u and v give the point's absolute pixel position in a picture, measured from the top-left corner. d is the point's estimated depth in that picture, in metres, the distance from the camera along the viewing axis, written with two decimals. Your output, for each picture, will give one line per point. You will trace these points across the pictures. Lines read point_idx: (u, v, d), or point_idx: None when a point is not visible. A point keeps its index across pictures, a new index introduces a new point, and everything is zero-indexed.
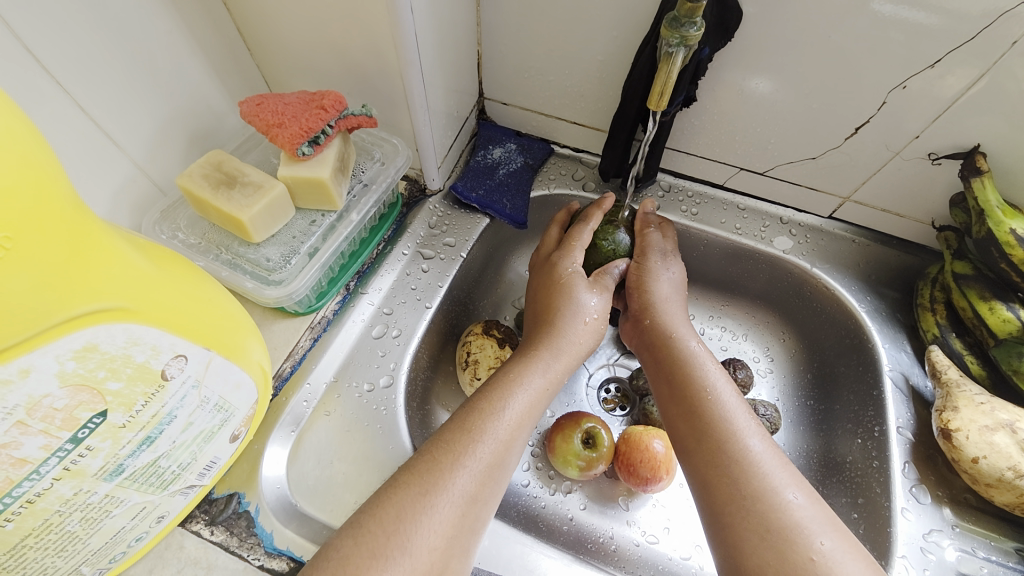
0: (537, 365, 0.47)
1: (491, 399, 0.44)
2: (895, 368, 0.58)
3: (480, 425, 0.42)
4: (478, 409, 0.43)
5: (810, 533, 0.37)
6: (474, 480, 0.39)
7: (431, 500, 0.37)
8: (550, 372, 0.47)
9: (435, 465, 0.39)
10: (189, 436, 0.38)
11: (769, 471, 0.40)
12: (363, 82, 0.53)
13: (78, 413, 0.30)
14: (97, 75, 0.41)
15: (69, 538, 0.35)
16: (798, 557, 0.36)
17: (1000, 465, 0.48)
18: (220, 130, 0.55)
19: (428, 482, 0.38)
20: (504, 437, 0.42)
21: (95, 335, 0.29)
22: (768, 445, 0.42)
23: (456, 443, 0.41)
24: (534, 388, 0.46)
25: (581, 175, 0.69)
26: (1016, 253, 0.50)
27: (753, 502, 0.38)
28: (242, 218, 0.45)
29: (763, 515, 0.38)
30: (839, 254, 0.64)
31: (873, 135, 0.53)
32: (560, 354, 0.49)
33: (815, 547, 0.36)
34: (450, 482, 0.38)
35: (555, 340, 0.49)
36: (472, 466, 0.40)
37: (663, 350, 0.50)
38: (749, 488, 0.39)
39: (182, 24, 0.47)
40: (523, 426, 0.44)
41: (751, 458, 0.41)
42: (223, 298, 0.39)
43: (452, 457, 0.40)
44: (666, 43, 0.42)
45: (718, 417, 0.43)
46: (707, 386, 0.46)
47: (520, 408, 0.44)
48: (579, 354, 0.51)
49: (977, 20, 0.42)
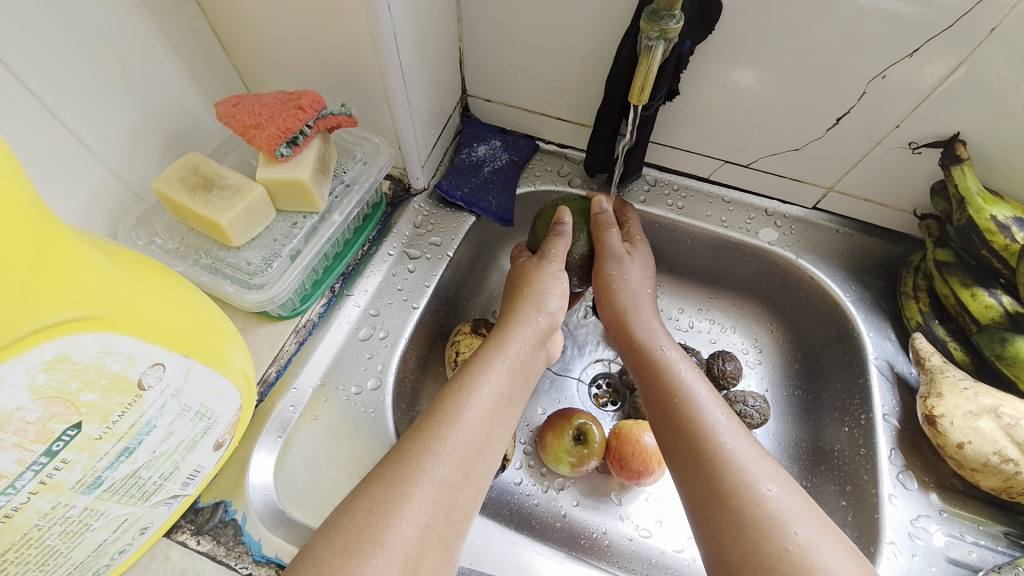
0: (500, 349, 0.48)
1: (456, 386, 0.44)
2: (880, 356, 0.58)
3: (447, 410, 0.42)
4: (447, 397, 0.43)
5: (786, 524, 0.37)
6: (448, 467, 0.39)
7: (402, 490, 0.37)
8: (513, 353, 0.48)
9: (405, 454, 0.39)
10: (170, 446, 0.37)
11: (744, 465, 0.40)
12: (343, 81, 0.52)
13: (52, 426, 0.29)
14: (67, 78, 0.40)
15: (49, 553, 0.34)
16: (773, 548, 0.36)
17: (985, 450, 0.48)
18: (196, 132, 0.54)
19: (396, 472, 0.38)
20: (476, 419, 0.42)
21: (66, 346, 0.28)
22: (742, 440, 0.42)
23: (423, 430, 0.40)
24: (500, 369, 0.46)
25: (567, 171, 0.69)
26: (996, 240, 0.51)
27: (730, 497, 0.39)
28: (220, 221, 0.44)
29: (740, 510, 0.38)
30: (823, 244, 0.64)
31: (855, 126, 0.54)
32: (522, 337, 0.50)
33: (791, 538, 0.36)
34: (421, 470, 0.38)
35: (515, 323, 0.51)
36: (441, 451, 0.39)
37: (639, 353, 0.51)
38: (725, 483, 0.39)
39: (154, 25, 0.46)
40: (495, 408, 0.44)
41: (725, 453, 0.41)
42: (201, 304, 0.38)
43: (420, 445, 0.39)
44: (646, 36, 0.42)
45: (693, 414, 0.44)
46: (681, 383, 0.47)
47: (490, 391, 0.44)
48: (541, 332, 0.52)
49: (955, 9, 0.42)
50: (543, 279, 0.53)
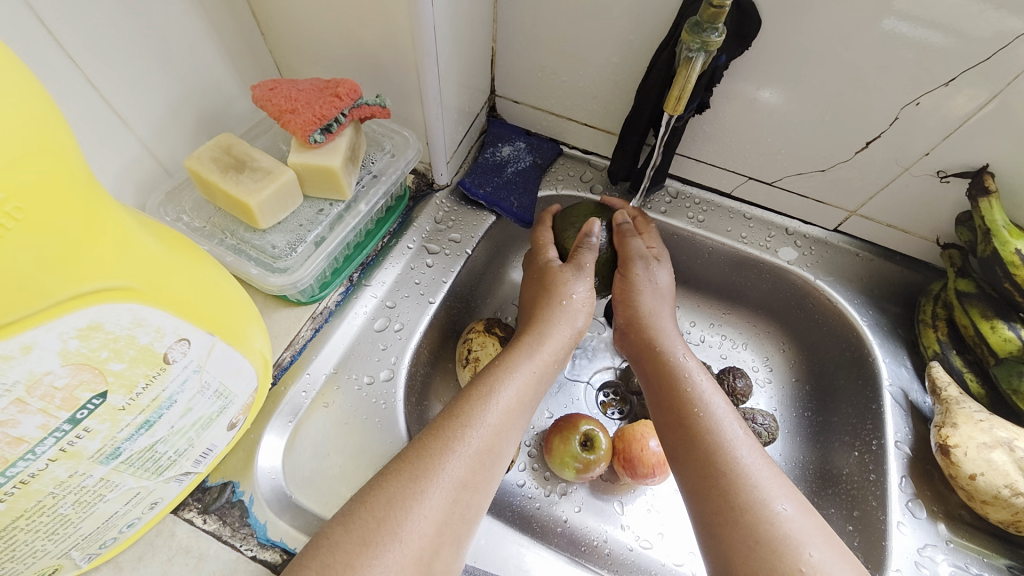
0: (525, 351, 0.48)
1: (480, 387, 0.44)
2: (895, 383, 0.58)
3: (470, 411, 0.42)
4: (469, 397, 0.43)
5: (799, 545, 0.37)
6: (465, 467, 0.39)
7: (422, 487, 0.37)
8: (537, 357, 0.48)
9: (425, 451, 0.39)
10: (187, 423, 0.37)
11: (760, 482, 0.41)
12: (376, 72, 0.52)
13: (78, 393, 0.29)
14: (108, 47, 0.40)
15: (61, 521, 0.34)
16: (787, 568, 0.36)
17: (997, 482, 0.48)
18: (228, 114, 0.54)
19: (415, 468, 0.38)
20: (496, 423, 0.42)
21: (100, 314, 0.28)
22: (758, 456, 0.43)
23: (444, 429, 0.41)
24: (525, 374, 0.46)
25: (590, 177, 0.69)
26: (1020, 273, 0.51)
27: (742, 513, 0.39)
28: (249, 203, 0.44)
29: (753, 527, 0.38)
30: (841, 267, 0.64)
31: (883, 151, 0.54)
32: (547, 342, 0.50)
33: (805, 559, 0.37)
34: (439, 468, 0.38)
35: (542, 329, 0.50)
36: (461, 452, 0.40)
37: (655, 358, 0.51)
38: (738, 498, 0.40)
39: (197, 4, 0.46)
40: (513, 415, 0.44)
41: (741, 469, 0.41)
42: (229, 283, 0.38)
43: (441, 444, 0.40)
44: (687, 47, 0.42)
45: (709, 428, 0.44)
46: (699, 397, 0.47)
47: (512, 395, 0.45)
48: (569, 342, 0.52)
49: (989, 43, 0.43)
50: (568, 284, 0.52)
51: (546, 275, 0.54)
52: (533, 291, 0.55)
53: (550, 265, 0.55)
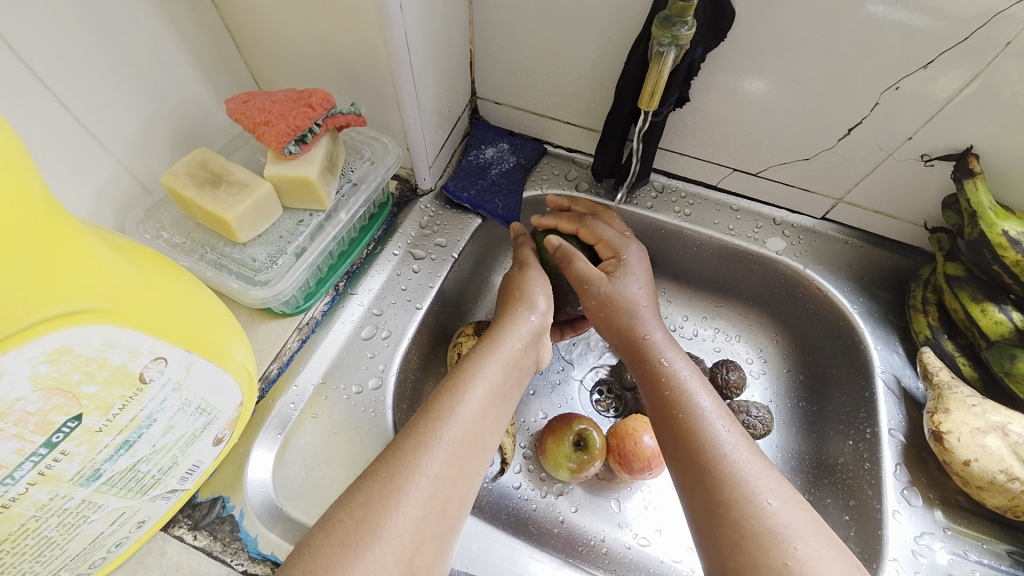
0: (493, 347, 0.48)
1: (452, 383, 0.44)
2: (887, 369, 0.58)
3: (443, 409, 0.42)
4: (443, 394, 0.43)
5: (786, 538, 0.37)
6: (444, 462, 0.39)
7: (399, 484, 0.37)
8: (507, 352, 0.48)
9: (400, 450, 0.39)
10: (170, 440, 0.37)
11: (746, 477, 0.40)
12: (353, 80, 0.52)
13: (52, 417, 0.29)
14: (79, 67, 0.40)
15: (46, 544, 0.34)
16: (773, 562, 0.36)
17: (992, 468, 0.47)
18: (205, 127, 0.54)
19: (393, 466, 0.38)
20: (470, 419, 0.42)
21: (70, 338, 0.28)
22: (745, 451, 0.42)
23: (419, 426, 0.41)
24: (494, 370, 0.46)
25: (575, 175, 0.68)
26: (1008, 255, 0.50)
27: (729, 507, 0.39)
28: (226, 217, 0.44)
29: (738, 521, 0.38)
30: (831, 255, 0.63)
31: (866, 137, 0.53)
32: (515, 336, 0.49)
33: (791, 553, 0.36)
34: (417, 465, 0.38)
35: (513, 323, 0.50)
36: (437, 447, 0.40)
37: (639, 352, 0.51)
38: (725, 494, 0.40)
39: (168, 20, 0.46)
40: (487, 411, 0.44)
41: (725, 465, 0.41)
42: (206, 299, 0.38)
43: (417, 441, 0.40)
44: (658, 42, 0.42)
45: (695, 424, 0.44)
46: (685, 393, 0.46)
47: (484, 390, 0.44)
48: (536, 333, 0.51)
49: (970, 22, 0.42)
50: (529, 283, 0.54)
51: (509, 280, 0.56)
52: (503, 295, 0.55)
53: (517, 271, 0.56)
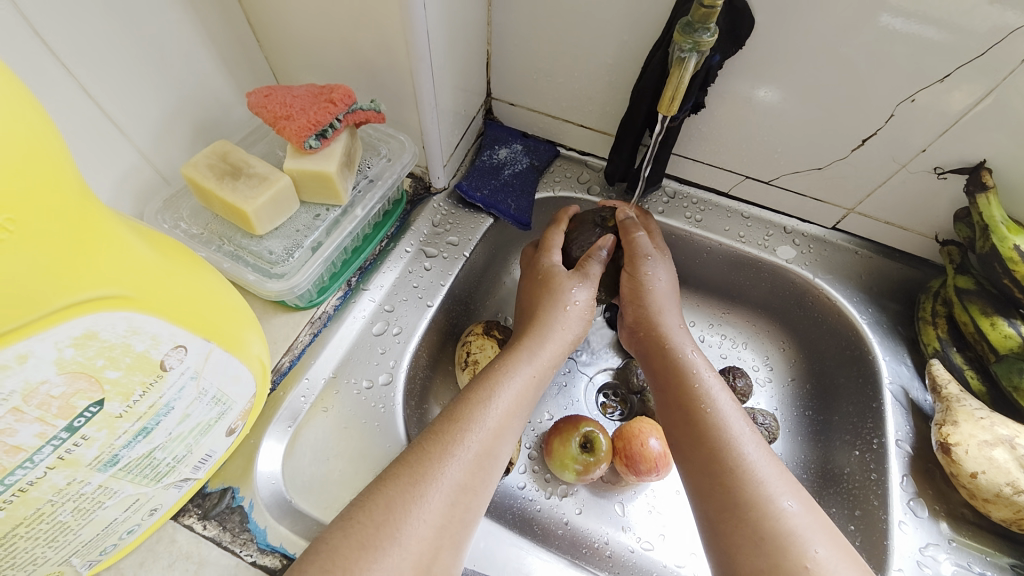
0: (522, 354, 0.48)
1: (479, 389, 0.45)
2: (895, 381, 0.58)
3: (470, 415, 0.42)
4: (468, 400, 0.43)
5: (804, 541, 0.37)
6: (464, 469, 0.39)
7: (421, 490, 0.37)
8: (535, 359, 0.48)
9: (424, 454, 0.39)
10: (185, 429, 0.37)
11: (765, 479, 0.40)
12: (372, 77, 0.52)
13: (75, 401, 0.29)
14: (105, 57, 0.41)
15: (61, 528, 0.34)
16: (792, 564, 0.36)
17: (999, 481, 0.48)
18: (224, 121, 0.54)
19: (416, 471, 0.38)
20: (494, 425, 0.43)
21: (95, 323, 0.28)
22: (763, 452, 0.43)
23: (445, 432, 0.41)
24: (523, 378, 0.47)
25: (587, 178, 0.69)
26: (1018, 269, 0.51)
27: (748, 509, 0.39)
28: (245, 209, 0.44)
29: (757, 523, 0.38)
30: (841, 265, 0.64)
31: (879, 148, 0.54)
32: (546, 344, 0.50)
33: (810, 555, 0.36)
34: (439, 471, 0.38)
35: (541, 330, 0.50)
36: (461, 455, 0.40)
37: (663, 356, 0.51)
38: (744, 495, 0.40)
39: (191, 13, 0.46)
40: (512, 417, 0.44)
41: (745, 466, 0.41)
42: (225, 290, 0.39)
43: (441, 448, 0.40)
44: (679, 48, 0.42)
45: (713, 426, 0.44)
46: (705, 393, 0.47)
47: (510, 398, 0.45)
48: (567, 348, 0.52)
49: (986, 37, 0.43)
50: (571, 291, 0.52)
51: (550, 279, 0.54)
52: (530, 294, 0.55)
53: (553, 269, 0.55)
